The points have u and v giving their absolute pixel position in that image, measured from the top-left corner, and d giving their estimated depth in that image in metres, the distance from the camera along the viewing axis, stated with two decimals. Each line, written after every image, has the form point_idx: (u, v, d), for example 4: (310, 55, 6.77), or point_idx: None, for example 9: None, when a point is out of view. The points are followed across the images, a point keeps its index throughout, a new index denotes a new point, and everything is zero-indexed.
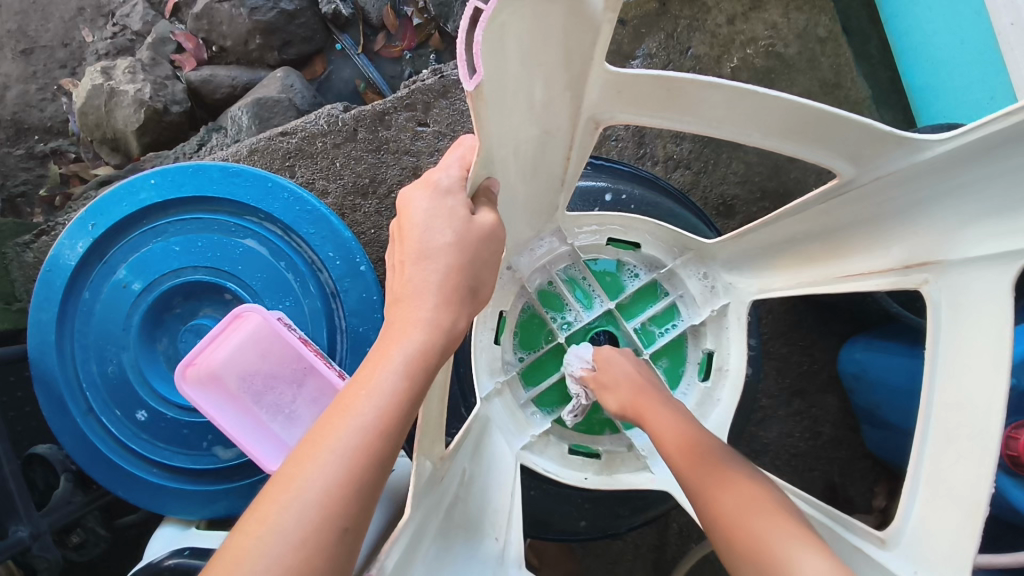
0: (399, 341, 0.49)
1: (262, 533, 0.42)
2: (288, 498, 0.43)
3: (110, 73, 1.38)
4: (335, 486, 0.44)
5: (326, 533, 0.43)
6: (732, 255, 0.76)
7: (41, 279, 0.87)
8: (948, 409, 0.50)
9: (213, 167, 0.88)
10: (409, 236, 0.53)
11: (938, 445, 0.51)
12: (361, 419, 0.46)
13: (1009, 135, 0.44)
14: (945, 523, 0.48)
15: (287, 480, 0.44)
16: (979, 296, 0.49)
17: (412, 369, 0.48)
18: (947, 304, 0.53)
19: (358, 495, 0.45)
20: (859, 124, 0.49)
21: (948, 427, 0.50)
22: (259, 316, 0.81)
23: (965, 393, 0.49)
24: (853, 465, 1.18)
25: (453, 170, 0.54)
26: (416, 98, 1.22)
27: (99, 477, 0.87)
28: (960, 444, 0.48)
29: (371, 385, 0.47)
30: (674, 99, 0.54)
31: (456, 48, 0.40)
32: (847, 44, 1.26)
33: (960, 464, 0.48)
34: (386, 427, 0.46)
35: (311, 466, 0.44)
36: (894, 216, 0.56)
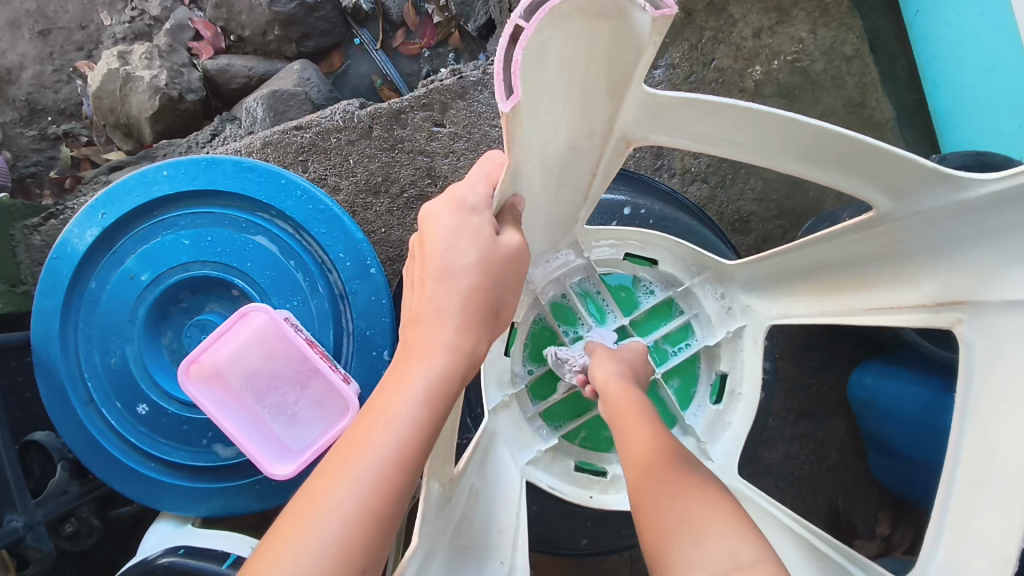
0: (417, 362, 0.48)
1: (277, 573, 0.39)
2: (303, 535, 0.40)
3: (127, 58, 1.36)
4: (355, 522, 0.41)
5: (344, 574, 0.40)
6: (751, 277, 0.74)
7: (48, 267, 0.85)
8: (978, 456, 0.48)
9: (226, 161, 0.87)
10: (430, 251, 0.52)
11: (964, 493, 0.49)
12: (381, 447, 0.44)
13: None
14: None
15: (303, 514, 0.41)
16: (1015, 344, 0.47)
17: (434, 396, 0.47)
18: (980, 346, 0.51)
19: (379, 530, 0.42)
20: (902, 159, 0.47)
21: (977, 474, 0.48)
22: (265, 316, 0.80)
23: (997, 441, 0.47)
24: (858, 491, 1.16)
25: (479, 186, 0.53)
26: (433, 98, 1.21)
27: (97, 470, 0.85)
28: (990, 493, 0.47)
29: (391, 412, 0.45)
30: (706, 122, 0.53)
31: (495, 67, 0.39)
32: (873, 63, 1.26)
33: (988, 515, 0.46)
34: (406, 458, 0.44)
35: (329, 499, 0.41)
36: (929, 255, 0.54)
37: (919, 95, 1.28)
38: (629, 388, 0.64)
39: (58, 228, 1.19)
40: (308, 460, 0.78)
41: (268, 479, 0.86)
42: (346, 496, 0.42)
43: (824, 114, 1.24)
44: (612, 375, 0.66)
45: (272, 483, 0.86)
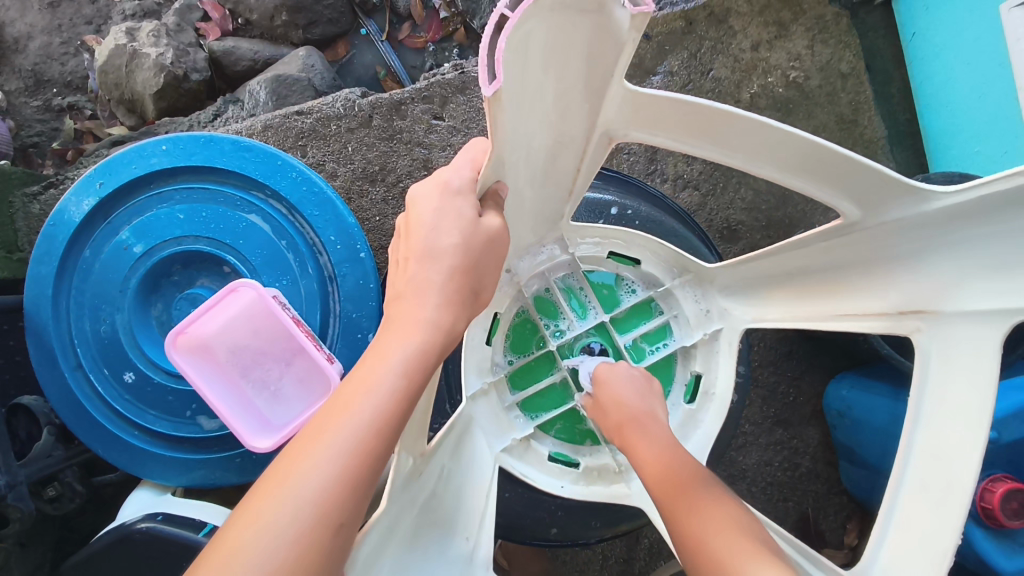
0: (396, 338, 0.49)
1: (258, 529, 0.41)
2: (281, 494, 0.42)
3: (135, 35, 1.38)
4: (332, 483, 0.43)
5: (319, 531, 0.42)
6: (730, 281, 0.76)
7: (45, 233, 0.87)
8: (928, 460, 0.51)
9: (225, 140, 0.89)
10: (415, 232, 0.54)
11: (912, 495, 0.51)
12: (359, 416, 0.45)
13: (1015, 197, 0.44)
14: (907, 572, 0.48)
15: (285, 474, 0.43)
16: (971, 352, 0.50)
17: (411, 369, 0.48)
18: (936, 354, 0.53)
19: (355, 494, 0.44)
20: (872, 169, 0.49)
21: (924, 477, 0.50)
22: (255, 292, 0.81)
23: (947, 446, 0.49)
24: (828, 500, 1.19)
25: (464, 172, 0.55)
26: (434, 91, 1.23)
27: (81, 435, 0.87)
28: (934, 494, 0.49)
29: (371, 384, 0.47)
30: (687, 123, 0.55)
31: (479, 55, 0.41)
32: (868, 82, 1.29)
33: (933, 515, 0.48)
34: (383, 426, 0.45)
35: (308, 462, 0.43)
36: (893, 264, 0.56)
37: (911, 116, 1.31)
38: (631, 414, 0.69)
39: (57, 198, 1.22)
40: (287, 436, 0.80)
41: (248, 453, 0.88)
42: (325, 459, 0.43)
43: (816, 129, 1.27)
44: (617, 395, 0.71)
45: (252, 457, 0.88)
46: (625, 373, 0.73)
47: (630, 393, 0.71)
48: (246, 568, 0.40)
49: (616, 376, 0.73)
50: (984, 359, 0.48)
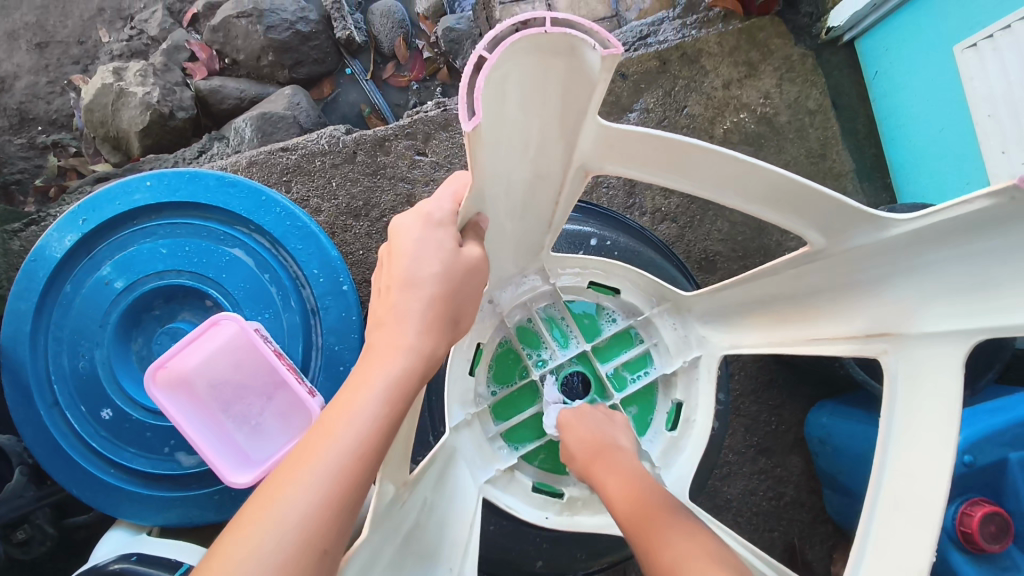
0: (378, 365, 0.50)
1: (241, 557, 0.41)
2: (264, 522, 0.42)
3: (122, 74, 1.46)
4: (315, 508, 0.43)
5: (303, 558, 0.42)
6: (706, 309, 0.78)
7: (25, 269, 0.87)
8: (902, 479, 0.51)
9: (209, 176, 0.90)
10: (396, 262, 0.55)
11: (887, 513, 0.51)
12: (341, 442, 0.46)
13: (968, 223, 0.46)
14: None
15: (268, 502, 0.43)
16: (937, 371, 0.51)
17: (393, 395, 0.49)
18: (904, 374, 0.54)
19: (338, 518, 0.44)
20: (837, 201, 0.51)
21: (898, 496, 0.51)
22: (237, 325, 0.81)
23: (920, 464, 0.50)
24: (814, 529, 1.19)
25: (444, 204, 0.56)
26: (418, 128, 1.29)
27: (56, 474, 0.86)
28: (908, 512, 0.50)
29: (353, 410, 0.47)
30: (659, 156, 0.57)
31: (459, 93, 0.43)
32: (835, 118, 1.34)
33: (907, 534, 0.49)
34: (365, 451, 0.46)
35: (293, 488, 0.43)
36: (859, 289, 0.58)
37: (877, 150, 1.37)
38: (597, 447, 0.69)
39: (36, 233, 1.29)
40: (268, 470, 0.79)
41: (227, 490, 0.86)
42: (307, 485, 0.44)
43: (788, 163, 1.32)
44: (582, 433, 0.72)
45: (232, 494, 0.86)
46: (587, 414, 0.75)
47: (592, 430, 0.72)
48: None
49: (576, 418, 0.74)
50: (950, 377, 0.50)
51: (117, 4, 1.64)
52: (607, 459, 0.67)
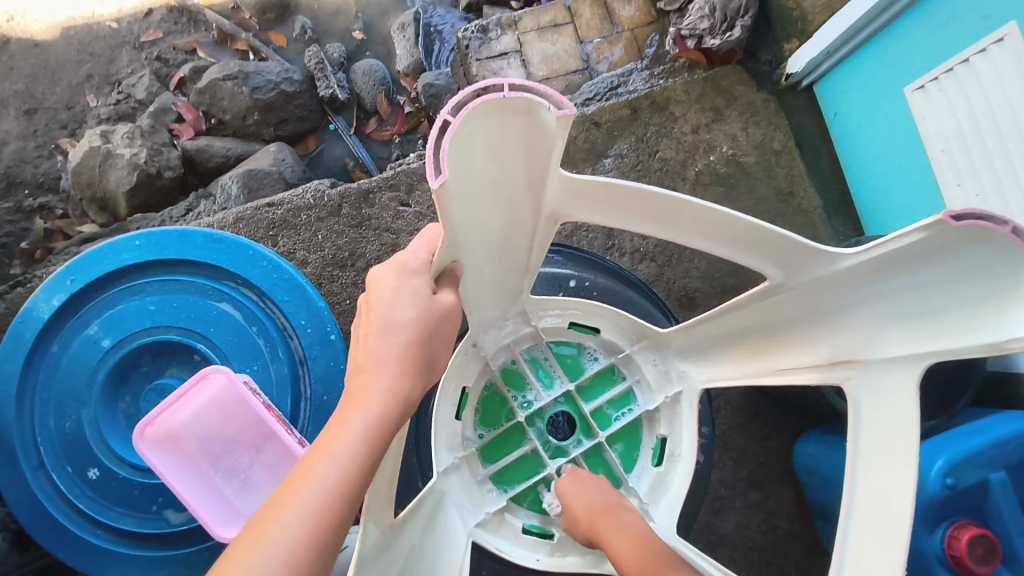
0: (359, 406, 0.52)
1: None
2: (252, 558, 0.46)
3: (109, 137, 1.52)
4: (298, 544, 0.47)
5: None
6: (684, 344, 0.81)
7: (12, 331, 0.88)
8: (871, 497, 0.53)
9: (197, 233, 0.92)
10: (374, 311, 0.56)
11: (860, 534, 0.53)
12: (323, 481, 0.48)
13: (911, 255, 0.49)
14: None
15: (256, 537, 0.47)
16: (895, 394, 0.54)
17: (373, 435, 0.51)
18: (866, 398, 0.57)
19: (320, 553, 0.47)
20: (791, 239, 0.55)
21: (869, 513, 0.53)
22: (225, 379, 0.82)
23: (885, 482, 0.52)
24: (810, 562, 1.19)
25: (419, 254, 0.59)
26: (400, 180, 1.35)
27: (40, 537, 0.84)
28: (879, 528, 0.51)
29: (335, 450, 0.49)
30: (625, 203, 0.60)
31: (426, 153, 0.46)
32: (800, 158, 1.42)
33: (880, 550, 0.50)
34: (346, 490, 0.49)
35: (278, 523, 0.47)
36: (820, 320, 0.61)
37: (843, 186, 1.44)
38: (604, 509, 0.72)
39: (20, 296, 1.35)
40: None
41: (217, 546, 0.86)
42: (291, 523, 0.47)
43: (758, 202, 1.38)
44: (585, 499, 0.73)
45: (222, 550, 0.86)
46: (586, 480, 0.76)
47: (593, 499, 0.73)
48: None
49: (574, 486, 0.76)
50: (906, 399, 0.52)
51: (105, 71, 1.69)
52: (612, 520, 0.70)
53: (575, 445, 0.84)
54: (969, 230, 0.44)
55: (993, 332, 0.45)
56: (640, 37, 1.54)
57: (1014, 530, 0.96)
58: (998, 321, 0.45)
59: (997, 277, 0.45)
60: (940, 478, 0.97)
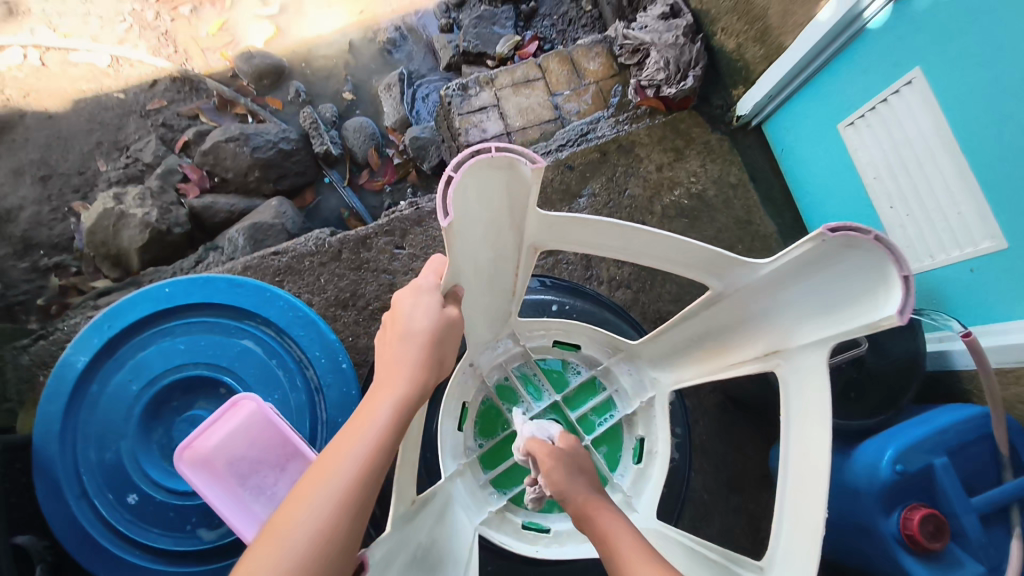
0: (396, 373, 0.65)
1: (307, 504, 0.57)
2: (321, 482, 0.58)
3: (121, 199, 1.63)
4: (356, 471, 0.59)
5: (350, 506, 0.58)
6: (653, 354, 0.94)
7: (54, 375, 0.98)
8: (799, 457, 0.64)
9: (221, 279, 1.03)
10: (396, 320, 0.69)
11: (793, 487, 0.64)
12: (373, 426, 0.61)
13: (810, 258, 0.60)
14: (797, 548, 0.60)
15: (323, 467, 0.59)
16: (813, 370, 0.63)
17: (408, 395, 0.64)
18: (791, 377, 0.67)
19: (374, 480, 0.60)
20: (720, 253, 0.66)
21: (798, 471, 0.63)
22: (253, 404, 0.93)
23: (808, 443, 0.63)
24: None
25: (429, 278, 0.72)
26: (394, 226, 1.49)
27: (85, 560, 0.94)
28: (805, 482, 0.62)
29: (381, 403, 0.63)
30: (588, 231, 0.71)
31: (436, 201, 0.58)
32: (754, 190, 1.59)
33: (806, 500, 0.61)
34: (391, 433, 0.62)
35: (340, 457, 0.60)
36: (754, 321, 0.71)
37: (795, 214, 1.60)
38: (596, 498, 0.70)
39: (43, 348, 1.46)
40: None
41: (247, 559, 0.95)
42: (351, 455, 0.60)
43: (719, 230, 1.54)
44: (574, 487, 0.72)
45: None
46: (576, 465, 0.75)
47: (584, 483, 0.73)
48: (300, 528, 0.56)
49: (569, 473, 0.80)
50: (817, 373, 0.62)
51: (114, 137, 1.82)
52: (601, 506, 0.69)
53: None
54: (844, 236, 0.55)
55: (871, 315, 0.56)
56: (604, 89, 1.71)
57: (959, 508, 1.06)
58: (873, 306, 0.55)
59: (871, 271, 0.55)
60: (891, 464, 1.10)
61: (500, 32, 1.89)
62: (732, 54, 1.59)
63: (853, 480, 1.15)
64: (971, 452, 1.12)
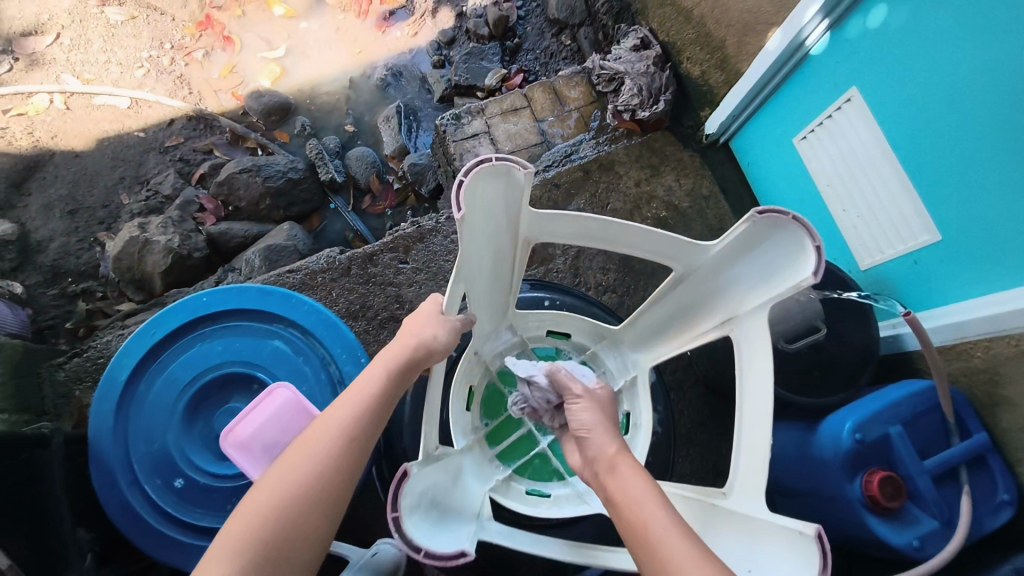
0: (393, 348, 0.85)
1: (321, 430, 0.77)
2: (331, 418, 0.79)
3: (145, 228, 1.77)
4: (356, 411, 0.79)
5: (350, 435, 0.78)
6: (634, 338, 1.08)
7: (106, 377, 1.10)
8: (750, 400, 0.78)
9: (251, 288, 1.16)
10: (412, 325, 0.86)
11: (747, 425, 0.77)
12: (370, 382, 0.82)
13: (746, 238, 0.75)
14: (750, 473, 0.73)
15: (335, 407, 0.80)
16: (757, 330, 0.78)
17: (398, 364, 0.83)
18: (743, 339, 0.82)
19: (369, 419, 0.80)
20: (681, 241, 0.80)
21: (750, 412, 0.77)
22: (286, 391, 1.07)
23: (756, 388, 0.77)
24: None
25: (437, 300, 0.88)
26: (398, 243, 1.63)
27: (137, 538, 1.06)
28: (755, 419, 0.76)
29: (377, 366, 0.83)
30: (576, 228, 0.84)
31: (453, 201, 0.69)
32: (724, 202, 1.75)
33: (756, 433, 0.75)
34: (382, 387, 0.81)
35: (346, 401, 0.80)
36: (713, 295, 0.86)
37: None
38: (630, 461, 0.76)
39: (77, 364, 1.59)
40: None
41: None
42: (352, 401, 0.80)
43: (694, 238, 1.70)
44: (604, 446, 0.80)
45: None
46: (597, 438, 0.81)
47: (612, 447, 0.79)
48: (317, 444, 0.76)
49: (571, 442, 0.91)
50: (760, 331, 0.77)
51: (136, 173, 1.98)
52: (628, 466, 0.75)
53: None
54: (770, 217, 0.70)
55: (794, 279, 0.70)
56: (585, 115, 1.88)
57: (914, 471, 1.18)
58: (796, 272, 0.70)
59: (791, 243, 0.71)
60: (851, 434, 1.20)
61: (488, 66, 2.07)
62: (697, 79, 1.77)
63: (819, 452, 1.25)
64: (922, 422, 1.23)
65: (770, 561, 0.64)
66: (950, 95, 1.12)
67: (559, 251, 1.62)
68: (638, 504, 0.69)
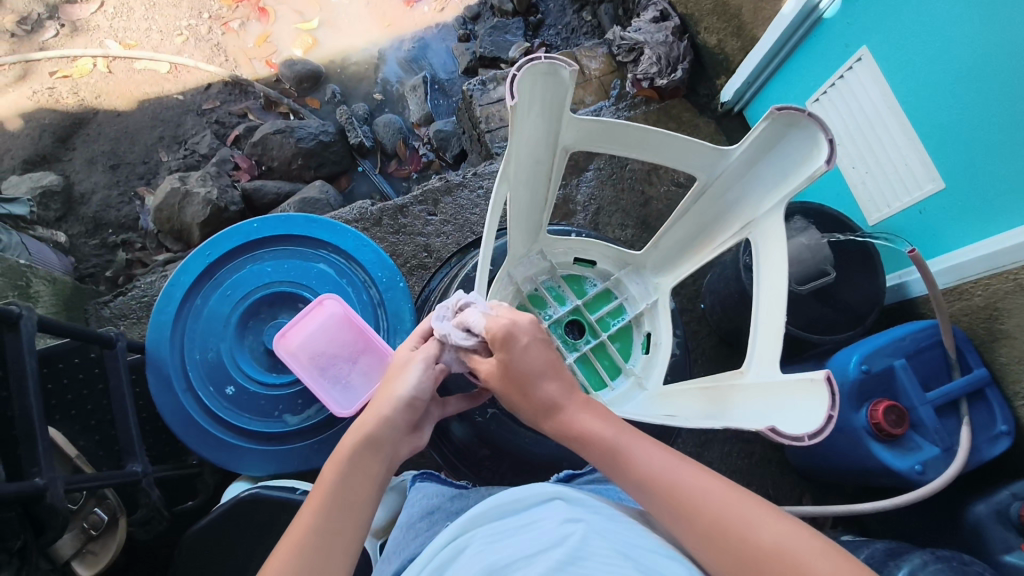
0: (390, 387, 0.84)
1: (332, 473, 0.76)
2: (337, 460, 0.77)
3: (185, 181, 1.85)
4: (359, 449, 0.78)
5: (359, 476, 0.76)
6: (656, 263, 1.17)
7: (165, 292, 1.17)
8: (765, 294, 0.88)
9: (299, 217, 1.24)
10: (398, 368, 0.86)
11: (763, 315, 0.87)
12: (371, 420, 0.80)
13: (767, 138, 0.83)
14: (765, 353, 0.83)
15: (339, 450, 0.78)
16: (771, 229, 0.87)
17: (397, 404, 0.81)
18: (759, 239, 0.90)
19: (375, 459, 0.78)
20: (707, 147, 0.88)
21: (765, 303, 0.87)
22: (332, 302, 1.15)
23: (770, 281, 0.86)
24: (782, 481, 1.52)
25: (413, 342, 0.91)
26: (427, 196, 1.72)
27: (190, 439, 1.13)
28: (769, 307, 0.85)
29: (378, 406, 0.81)
30: (610, 135, 0.92)
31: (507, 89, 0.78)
32: None
33: (769, 318, 0.85)
34: (384, 426, 0.80)
35: (348, 442, 0.79)
36: (733, 205, 0.94)
37: None
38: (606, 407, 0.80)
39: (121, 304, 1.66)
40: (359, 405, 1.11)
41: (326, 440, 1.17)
42: (354, 439, 0.79)
43: None
44: None
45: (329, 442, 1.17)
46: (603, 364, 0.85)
47: None
48: (328, 486, 0.74)
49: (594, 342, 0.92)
50: (774, 229, 0.86)
51: (174, 133, 2.08)
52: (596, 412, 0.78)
53: (586, 342, 1.16)
54: (787, 114, 0.78)
55: (809, 170, 0.78)
56: (605, 83, 1.96)
57: (916, 401, 1.25)
58: (811, 163, 0.78)
59: (807, 137, 0.78)
60: (857, 366, 1.27)
61: (512, 40, 2.16)
62: (713, 49, 1.86)
63: None
64: (926, 356, 1.30)
65: (787, 414, 0.74)
66: (949, 47, 1.20)
67: (579, 206, 1.71)
68: (607, 455, 0.74)
